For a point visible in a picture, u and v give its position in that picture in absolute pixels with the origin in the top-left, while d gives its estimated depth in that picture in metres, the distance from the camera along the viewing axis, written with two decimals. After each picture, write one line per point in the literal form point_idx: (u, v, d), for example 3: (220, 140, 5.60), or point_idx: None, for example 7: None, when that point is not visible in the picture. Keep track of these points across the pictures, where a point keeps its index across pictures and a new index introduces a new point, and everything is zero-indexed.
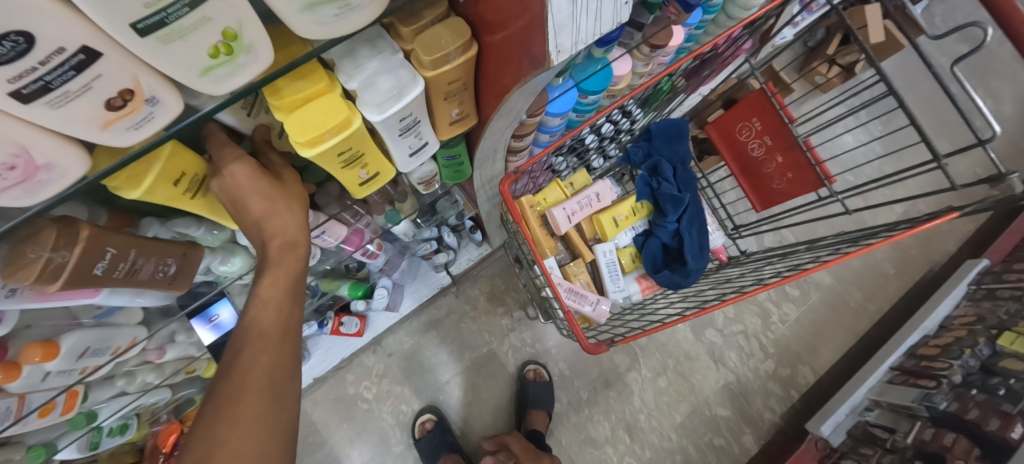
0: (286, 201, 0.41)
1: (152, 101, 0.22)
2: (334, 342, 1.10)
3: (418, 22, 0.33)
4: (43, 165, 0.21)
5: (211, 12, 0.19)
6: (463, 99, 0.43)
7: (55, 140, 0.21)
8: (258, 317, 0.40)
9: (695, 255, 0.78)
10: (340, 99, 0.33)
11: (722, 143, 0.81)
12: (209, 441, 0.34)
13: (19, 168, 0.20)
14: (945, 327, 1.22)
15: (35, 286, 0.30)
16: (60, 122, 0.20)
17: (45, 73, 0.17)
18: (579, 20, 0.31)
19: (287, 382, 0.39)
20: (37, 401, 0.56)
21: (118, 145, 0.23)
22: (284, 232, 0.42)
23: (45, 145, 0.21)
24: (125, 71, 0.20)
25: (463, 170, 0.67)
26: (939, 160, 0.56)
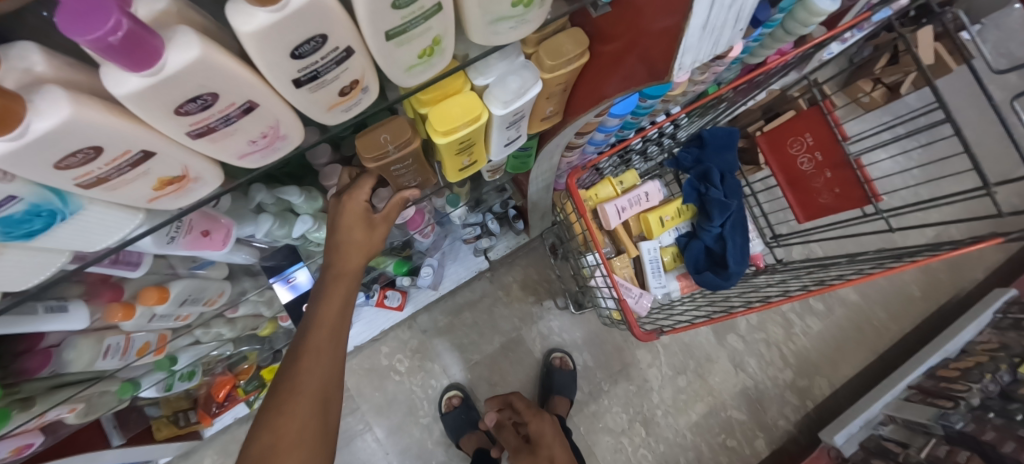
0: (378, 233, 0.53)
1: (368, 91, 0.28)
2: (375, 315, 1.16)
3: (543, 30, 0.38)
4: (282, 135, 0.29)
5: (434, 22, 0.25)
6: (559, 99, 0.47)
7: (292, 119, 0.29)
8: (330, 290, 0.51)
9: (737, 260, 0.82)
10: (472, 96, 0.37)
11: (773, 156, 0.83)
12: (300, 347, 0.48)
13: (268, 137, 0.28)
14: (967, 351, 1.21)
15: (363, 157, 0.41)
16: (308, 101, 0.25)
17: (320, 65, 0.23)
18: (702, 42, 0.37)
19: (318, 454, 0.45)
20: (138, 340, 0.63)
21: (331, 123, 0.29)
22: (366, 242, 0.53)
23: (286, 120, 0.28)
24: (359, 66, 0.25)
25: (527, 162, 0.73)
26: (989, 188, 0.58)
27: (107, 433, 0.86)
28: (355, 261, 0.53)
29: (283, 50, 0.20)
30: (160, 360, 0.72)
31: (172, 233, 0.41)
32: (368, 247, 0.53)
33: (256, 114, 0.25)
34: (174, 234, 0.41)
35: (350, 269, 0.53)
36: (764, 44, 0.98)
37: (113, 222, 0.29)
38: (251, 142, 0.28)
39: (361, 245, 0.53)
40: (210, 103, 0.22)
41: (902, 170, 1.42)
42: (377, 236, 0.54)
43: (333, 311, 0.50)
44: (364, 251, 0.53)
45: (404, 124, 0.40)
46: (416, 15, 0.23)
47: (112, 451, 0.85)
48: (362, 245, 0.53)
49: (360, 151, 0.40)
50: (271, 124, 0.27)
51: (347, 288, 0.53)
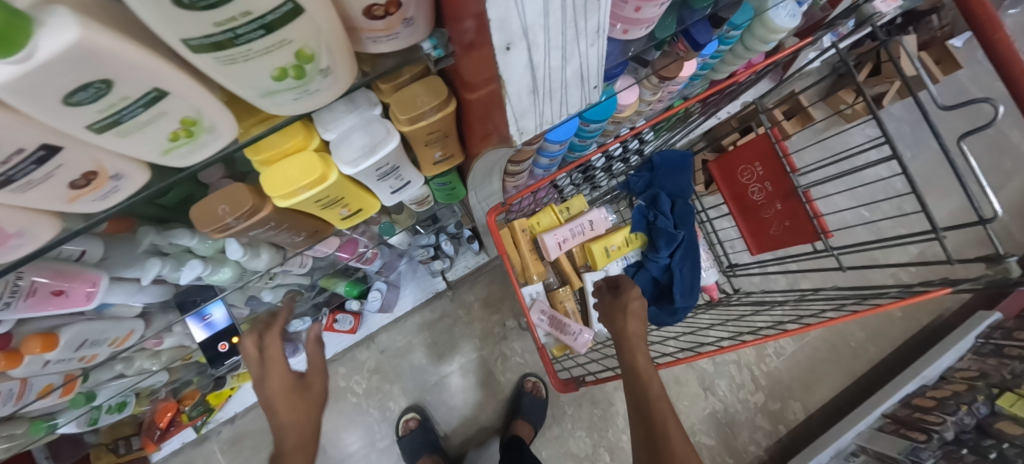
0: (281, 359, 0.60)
1: (121, 179, 0.24)
2: (328, 337, 1.13)
3: (396, 79, 0.33)
4: (15, 233, 0.23)
5: (165, 107, 0.21)
6: (445, 143, 0.43)
7: (28, 214, 0.23)
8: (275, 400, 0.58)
9: (684, 293, 0.78)
10: (315, 156, 0.33)
11: (724, 183, 0.79)
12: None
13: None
14: (945, 378, 1.16)
15: (204, 229, 0.33)
16: (21, 200, 0.21)
17: (4, 169, 0.19)
18: (541, 108, 0.29)
19: None
20: (37, 384, 0.60)
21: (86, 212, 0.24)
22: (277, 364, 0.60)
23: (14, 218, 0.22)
24: (88, 158, 0.21)
25: (457, 192, 0.68)
26: (936, 232, 0.52)
27: None
28: (282, 373, 0.60)
29: None
30: (74, 398, 0.69)
31: (6, 298, 0.38)
32: (313, 406, 0.61)
33: None
34: (9, 299, 0.38)
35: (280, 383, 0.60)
36: (725, 60, 0.91)
37: None
38: None
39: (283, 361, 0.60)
40: None
41: (884, 185, 1.36)
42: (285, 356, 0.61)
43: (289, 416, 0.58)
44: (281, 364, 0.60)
45: (245, 191, 0.32)
46: (125, 104, 0.19)
47: None
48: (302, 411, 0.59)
49: (197, 222, 0.33)
50: None
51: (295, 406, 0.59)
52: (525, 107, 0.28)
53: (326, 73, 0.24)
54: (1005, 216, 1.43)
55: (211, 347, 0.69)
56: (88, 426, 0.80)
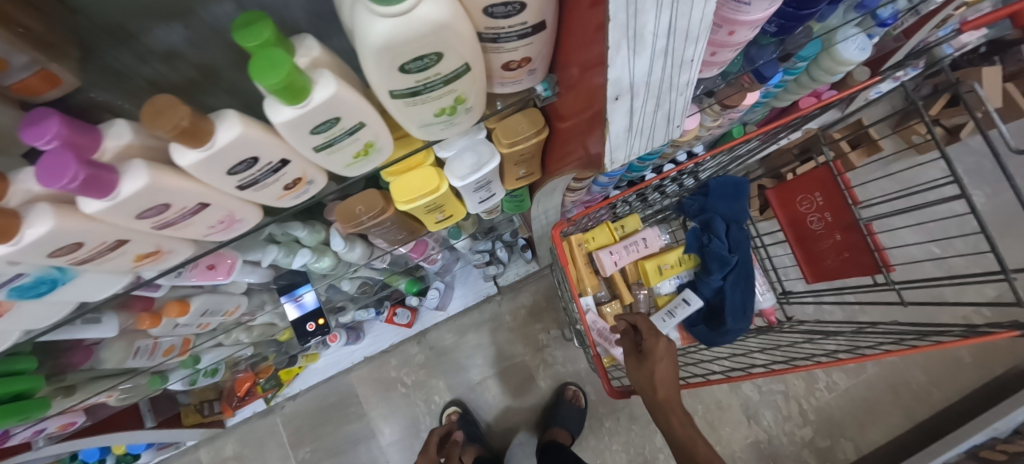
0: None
1: (312, 184, 0.32)
2: (385, 329, 1.23)
3: (504, 109, 0.40)
4: (239, 218, 0.31)
5: (361, 134, 0.28)
6: (530, 163, 0.49)
7: (249, 206, 0.32)
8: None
9: (736, 316, 0.78)
10: (431, 169, 0.40)
11: (782, 211, 0.78)
12: None
13: (225, 223, 0.31)
14: (1021, 432, 1.08)
15: (341, 223, 0.42)
16: (252, 196, 0.29)
17: (257, 174, 0.27)
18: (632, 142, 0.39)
19: None
20: (165, 343, 0.73)
21: (286, 206, 0.33)
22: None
23: (242, 208, 0.31)
24: (300, 170, 0.29)
25: (523, 204, 0.75)
26: (1006, 274, 0.51)
27: (142, 414, 0.98)
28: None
29: (218, 171, 0.25)
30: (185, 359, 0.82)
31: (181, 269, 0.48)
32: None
33: (207, 207, 0.28)
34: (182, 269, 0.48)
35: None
36: (788, 89, 0.92)
37: (105, 282, 0.32)
38: (209, 227, 0.30)
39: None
40: (164, 210, 0.26)
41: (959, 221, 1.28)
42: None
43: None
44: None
45: (377, 195, 0.40)
46: (339, 133, 0.26)
47: (143, 431, 0.96)
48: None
49: (337, 218, 0.41)
50: (225, 214, 0.30)
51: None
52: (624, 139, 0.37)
53: (470, 109, 0.31)
54: None
55: (301, 326, 0.79)
56: (188, 385, 0.93)
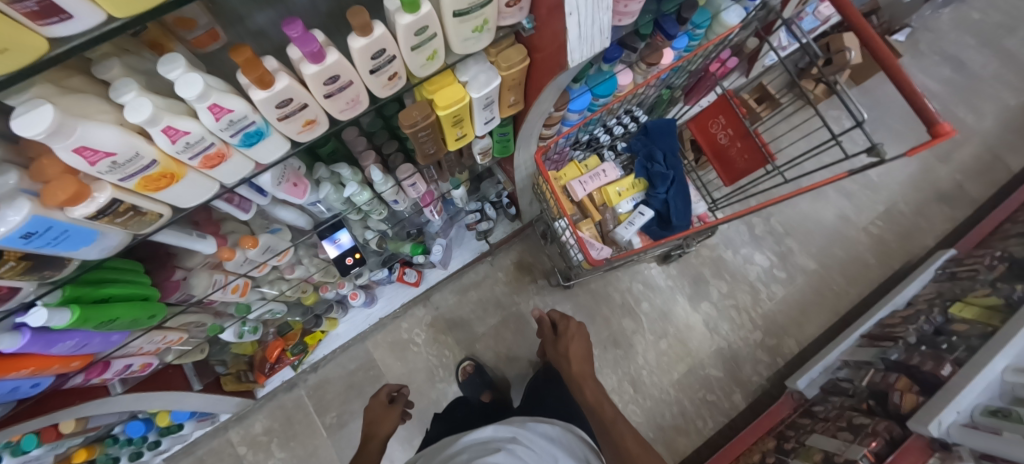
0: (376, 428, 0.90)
1: (400, 80, 0.54)
2: (396, 290, 1.39)
3: (501, 45, 0.63)
4: (358, 100, 0.53)
5: (433, 41, 0.51)
6: (517, 91, 0.73)
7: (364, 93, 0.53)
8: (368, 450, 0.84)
9: (679, 216, 1.04)
10: (458, 86, 0.63)
11: (701, 136, 1.06)
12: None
13: (353, 102, 0.53)
14: (912, 303, 1.38)
15: (402, 126, 0.63)
16: (371, 82, 0.51)
17: (379, 63, 0.49)
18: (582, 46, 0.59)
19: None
20: (233, 280, 0.88)
21: (383, 95, 0.55)
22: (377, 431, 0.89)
23: (362, 93, 0.53)
24: (397, 66, 0.52)
25: (508, 146, 0.97)
26: (836, 136, 0.80)
27: (188, 378, 1.10)
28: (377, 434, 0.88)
29: (365, 57, 0.47)
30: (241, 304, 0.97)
31: (279, 180, 0.67)
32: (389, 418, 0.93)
33: (350, 86, 0.50)
34: (280, 180, 0.67)
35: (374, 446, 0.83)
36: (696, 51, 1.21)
37: (279, 146, 0.53)
38: (345, 103, 0.52)
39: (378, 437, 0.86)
40: (334, 81, 0.47)
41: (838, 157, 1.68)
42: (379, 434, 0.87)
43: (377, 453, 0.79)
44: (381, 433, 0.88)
45: (427, 105, 0.63)
46: (424, 38, 0.49)
47: (192, 393, 1.10)
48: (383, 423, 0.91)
49: (400, 121, 0.62)
50: (354, 95, 0.52)
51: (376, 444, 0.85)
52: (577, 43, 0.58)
53: (488, 30, 0.54)
54: (959, 176, 1.69)
55: (342, 262, 0.97)
56: (236, 339, 1.06)
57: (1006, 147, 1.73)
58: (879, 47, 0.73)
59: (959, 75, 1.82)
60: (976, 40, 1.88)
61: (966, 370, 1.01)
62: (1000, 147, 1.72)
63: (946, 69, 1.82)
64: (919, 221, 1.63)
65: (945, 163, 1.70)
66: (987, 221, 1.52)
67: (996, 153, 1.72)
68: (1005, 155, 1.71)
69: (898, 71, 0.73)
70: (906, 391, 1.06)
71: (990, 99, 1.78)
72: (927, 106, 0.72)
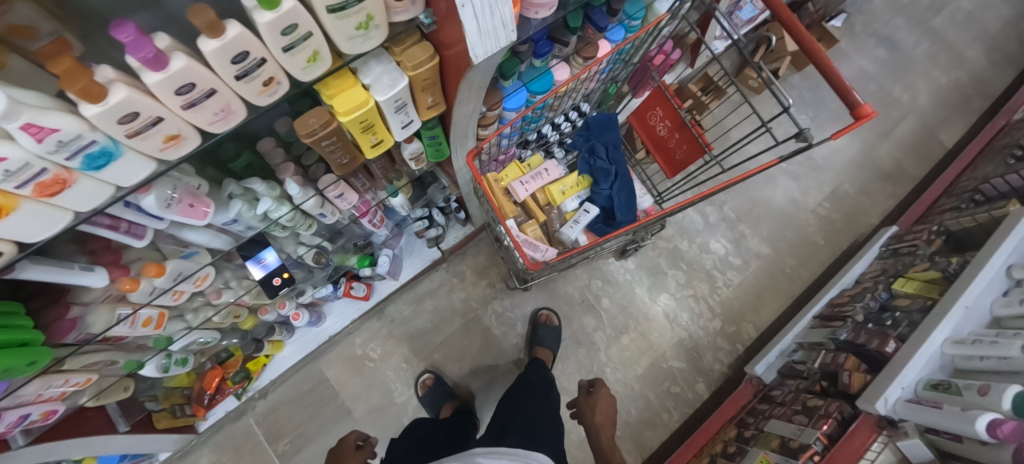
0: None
1: (281, 85, 0.49)
2: (346, 306, 1.33)
3: (403, 44, 0.59)
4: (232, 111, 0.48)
5: (311, 40, 0.46)
6: (434, 91, 0.69)
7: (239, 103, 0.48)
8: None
9: (624, 211, 1.03)
10: (361, 90, 0.59)
11: (642, 129, 1.05)
12: None
13: (224, 112, 0.47)
14: (859, 281, 1.43)
15: (300, 136, 0.58)
16: (242, 90, 0.46)
17: (245, 68, 0.44)
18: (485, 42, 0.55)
19: None
20: (143, 313, 0.81)
21: (262, 104, 0.49)
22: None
23: (235, 103, 0.47)
24: (272, 70, 0.47)
25: (443, 149, 0.95)
26: (765, 124, 0.80)
27: (113, 420, 1.02)
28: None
29: (225, 60, 0.41)
30: (159, 337, 0.90)
31: (169, 201, 0.61)
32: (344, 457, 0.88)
33: (215, 95, 0.44)
34: (171, 201, 0.61)
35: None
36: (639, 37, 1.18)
37: (139, 166, 0.47)
38: (214, 114, 0.46)
39: None
40: (191, 89, 0.42)
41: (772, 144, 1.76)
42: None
43: None
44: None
45: (325, 112, 0.58)
46: (297, 37, 0.44)
47: (118, 435, 1.01)
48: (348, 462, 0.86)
49: (297, 131, 0.58)
50: (223, 106, 0.46)
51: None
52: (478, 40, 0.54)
53: (377, 27, 0.50)
54: (898, 154, 1.76)
55: (268, 282, 0.91)
56: (161, 373, 0.98)
57: (939, 123, 1.81)
58: (801, 29, 0.73)
59: (893, 56, 1.90)
60: (907, 20, 1.94)
61: (908, 345, 1.02)
62: (933, 124, 1.80)
63: (880, 50, 1.88)
64: (864, 200, 1.69)
65: (884, 142, 1.76)
66: (924, 197, 1.59)
67: (930, 129, 1.79)
68: (938, 131, 1.79)
69: (819, 54, 0.73)
70: (854, 371, 1.07)
71: (922, 77, 1.86)
72: (848, 88, 0.72)
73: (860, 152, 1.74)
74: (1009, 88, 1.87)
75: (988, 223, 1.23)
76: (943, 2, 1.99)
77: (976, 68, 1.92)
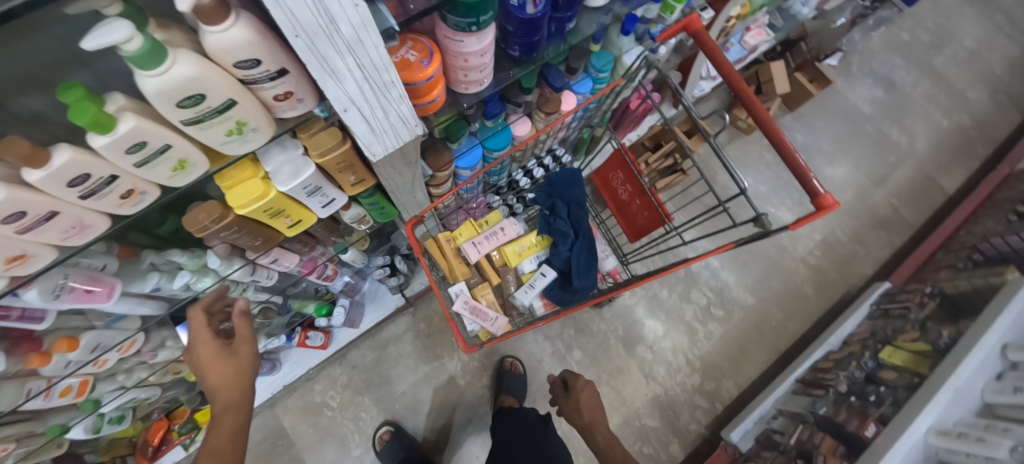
0: (239, 363, 0.68)
1: (145, 194, 0.45)
2: (303, 354, 1.29)
3: (310, 129, 0.54)
4: (89, 224, 0.44)
5: (173, 153, 0.42)
6: (355, 170, 0.64)
7: (97, 215, 0.44)
8: (220, 423, 0.65)
9: (582, 277, 0.97)
10: (259, 180, 0.54)
11: (604, 188, 1.01)
12: None
13: (76, 228, 0.43)
14: (847, 343, 1.34)
15: (191, 229, 0.55)
16: (95, 205, 0.42)
17: (91, 187, 0.40)
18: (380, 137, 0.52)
19: None
20: (59, 382, 0.77)
21: (126, 212, 0.46)
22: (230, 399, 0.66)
23: (91, 215, 0.44)
24: (131, 182, 0.43)
25: (389, 211, 0.88)
26: (722, 205, 0.74)
27: None
28: (237, 393, 0.67)
29: (60, 185, 0.37)
30: (84, 401, 0.86)
31: (58, 291, 0.56)
32: (241, 371, 0.68)
33: (60, 215, 0.40)
34: (60, 291, 0.56)
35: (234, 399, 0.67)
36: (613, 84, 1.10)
37: None
38: (65, 231, 0.42)
39: (231, 377, 0.67)
40: (21, 217, 0.37)
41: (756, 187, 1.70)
42: (241, 356, 0.69)
43: (226, 397, 0.66)
44: (238, 379, 0.67)
45: (217, 206, 0.54)
46: (152, 153, 0.40)
47: None
48: (227, 379, 0.66)
49: (187, 225, 0.54)
50: (75, 222, 0.42)
51: (236, 416, 0.66)
52: (370, 136, 0.51)
53: (255, 130, 0.46)
54: (895, 201, 1.67)
55: None
56: (92, 434, 0.95)
57: (939, 169, 1.72)
58: (760, 111, 0.66)
59: (892, 97, 1.82)
60: (906, 59, 1.87)
61: (888, 429, 0.94)
62: (933, 169, 1.72)
63: (877, 91, 1.81)
64: (857, 249, 1.61)
65: (880, 188, 1.68)
66: (921, 250, 1.50)
67: (929, 175, 1.71)
68: (939, 177, 1.71)
69: (778, 137, 0.67)
70: (830, 455, 0.99)
71: (922, 120, 1.78)
72: (809, 176, 0.65)
73: (854, 198, 1.66)
74: (1015, 134, 1.78)
75: (984, 289, 1.14)
76: (945, 42, 1.91)
77: (981, 111, 1.83)
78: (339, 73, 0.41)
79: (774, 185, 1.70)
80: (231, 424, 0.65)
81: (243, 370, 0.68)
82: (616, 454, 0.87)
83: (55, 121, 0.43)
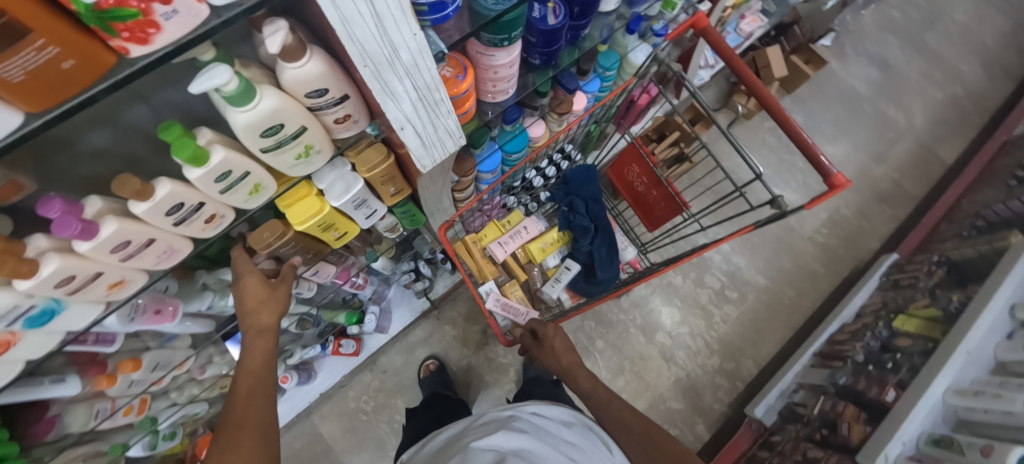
0: (273, 295, 0.63)
1: (224, 218, 0.50)
2: (336, 362, 1.33)
3: (358, 148, 0.58)
4: (176, 249, 0.48)
5: (251, 177, 0.46)
6: (395, 182, 0.68)
7: (183, 239, 0.48)
8: (252, 347, 0.59)
9: (605, 268, 1.02)
10: (315, 197, 0.58)
11: (620, 182, 1.05)
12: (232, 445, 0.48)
13: (168, 252, 0.47)
14: (860, 315, 1.38)
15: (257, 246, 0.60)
16: (183, 231, 0.46)
17: (183, 214, 0.44)
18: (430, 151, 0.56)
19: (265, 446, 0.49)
20: (121, 402, 0.81)
21: (207, 235, 0.50)
22: (258, 322, 0.61)
23: (178, 240, 0.48)
24: (214, 207, 0.47)
25: (418, 217, 0.91)
26: (737, 190, 0.78)
27: None
28: (269, 318, 0.62)
29: (160, 214, 0.41)
30: (143, 419, 0.90)
31: (132, 314, 0.60)
32: (278, 303, 0.63)
33: (155, 242, 0.44)
34: (133, 314, 0.60)
35: (264, 325, 0.61)
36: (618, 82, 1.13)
37: (85, 311, 0.46)
38: (158, 256, 0.47)
39: (267, 304, 0.62)
40: (127, 245, 0.41)
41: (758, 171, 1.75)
42: (281, 293, 0.64)
43: (255, 319, 0.60)
44: (271, 305, 0.62)
45: (278, 223, 0.58)
46: (235, 180, 0.44)
47: None
48: (265, 305, 0.62)
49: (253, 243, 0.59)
50: (166, 247, 0.46)
51: (268, 342, 0.61)
52: (422, 151, 0.55)
53: (319, 152, 0.50)
54: (896, 176, 1.71)
55: None
56: (149, 450, 1.00)
57: (937, 141, 1.77)
58: (770, 99, 0.70)
59: (887, 75, 1.86)
60: (899, 38, 1.91)
61: (908, 393, 0.98)
62: (931, 142, 1.76)
63: (872, 70, 1.85)
64: (863, 224, 1.65)
65: (881, 164, 1.72)
66: (925, 221, 1.54)
67: (928, 148, 1.75)
68: (937, 150, 1.75)
69: (789, 122, 0.70)
70: (854, 422, 1.03)
71: (917, 95, 1.83)
72: (820, 158, 0.69)
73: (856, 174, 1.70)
74: (1009, 103, 1.82)
75: (990, 255, 1.19)
76: (935, 18, 1.95)
77: (975, 83, 1.87)
78: (400, 95, 0.45)
79: (776, 167, 1.74)
80: (266, 345, 0.60)
81: (279, 301, 0.64)
82: (601, 394, 0.76)
83: (121, 152, 0.46)
